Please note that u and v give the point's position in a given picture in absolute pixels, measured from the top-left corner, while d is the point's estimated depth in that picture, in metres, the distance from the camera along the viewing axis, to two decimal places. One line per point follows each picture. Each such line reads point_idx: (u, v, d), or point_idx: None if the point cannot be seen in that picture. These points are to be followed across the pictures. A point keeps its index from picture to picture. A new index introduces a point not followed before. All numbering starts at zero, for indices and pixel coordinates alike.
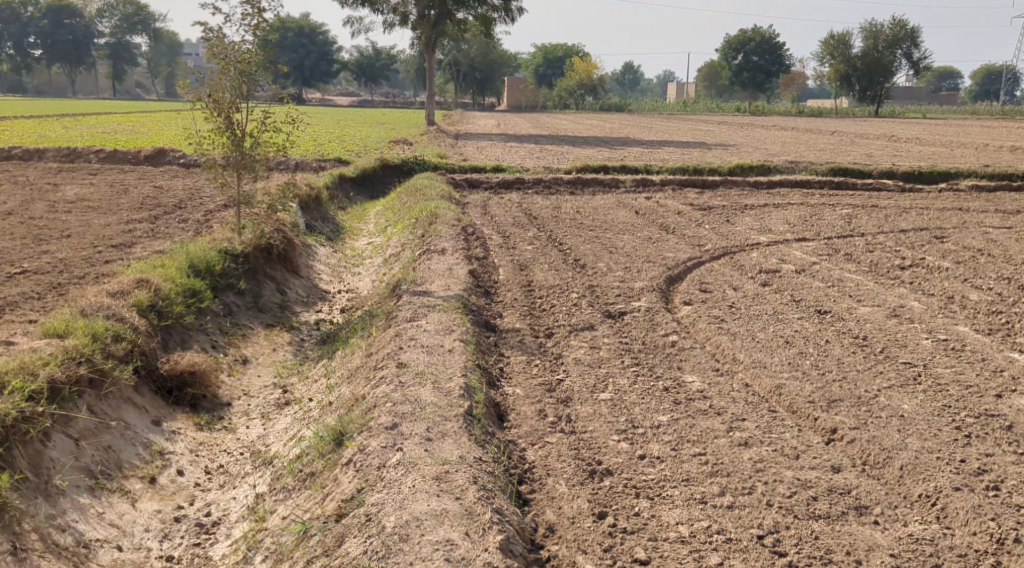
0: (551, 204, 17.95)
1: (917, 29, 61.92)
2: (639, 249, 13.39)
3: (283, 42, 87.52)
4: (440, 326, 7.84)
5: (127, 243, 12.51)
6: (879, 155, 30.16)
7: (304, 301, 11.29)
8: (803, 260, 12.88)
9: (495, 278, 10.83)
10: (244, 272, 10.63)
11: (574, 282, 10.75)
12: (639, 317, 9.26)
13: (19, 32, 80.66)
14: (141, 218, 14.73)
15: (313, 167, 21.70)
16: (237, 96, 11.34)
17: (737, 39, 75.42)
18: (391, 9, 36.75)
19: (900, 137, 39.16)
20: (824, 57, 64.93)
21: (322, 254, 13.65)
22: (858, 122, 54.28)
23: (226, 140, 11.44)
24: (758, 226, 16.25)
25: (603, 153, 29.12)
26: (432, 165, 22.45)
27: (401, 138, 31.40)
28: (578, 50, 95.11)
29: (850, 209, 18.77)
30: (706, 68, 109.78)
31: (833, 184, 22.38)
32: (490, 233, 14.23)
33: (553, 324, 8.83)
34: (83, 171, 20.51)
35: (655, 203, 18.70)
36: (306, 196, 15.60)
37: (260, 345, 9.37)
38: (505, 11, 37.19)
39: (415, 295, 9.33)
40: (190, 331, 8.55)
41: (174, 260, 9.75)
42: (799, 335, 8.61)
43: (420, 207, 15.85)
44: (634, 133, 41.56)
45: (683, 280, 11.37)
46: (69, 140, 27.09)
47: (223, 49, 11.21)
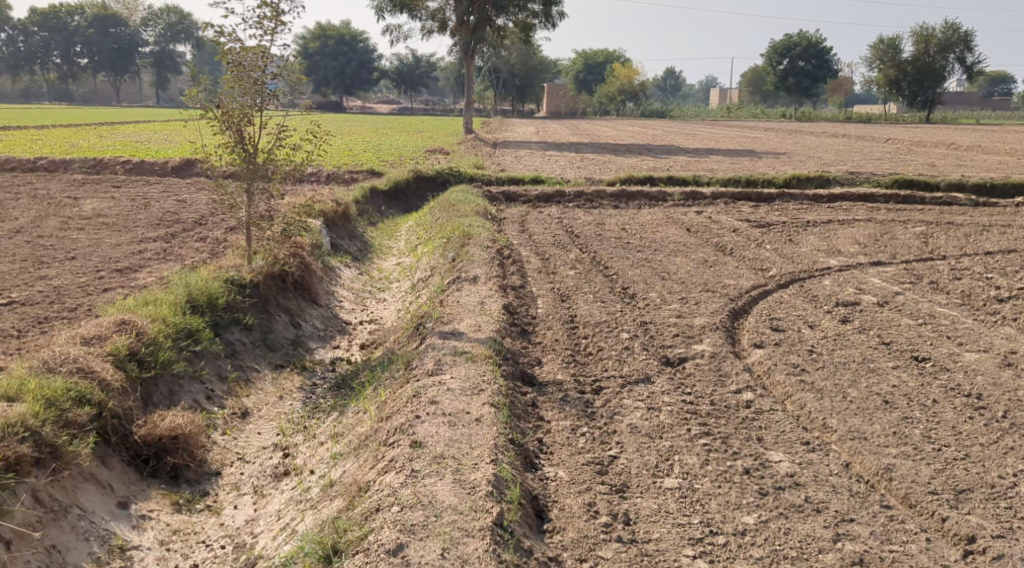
0: (595, 220, 16.60)
1: (970, 33, 59.57)
2: (696, 274, 12.03)
3: (324, 50, 87.21)
4: (467, 385, 6.55)
5: (133, 265, 11.39)
6: (944, 166, 28.36)
7: (320, 336, 10.04)
8: (883, 290, 11.40)
9: (534, 313, 9.51)
10: (252, 305, 9.42)
11: (623, 318, 9.42)
12: (703, 365, 7.85)
13: (65, 41, 81.14)
14: (156, 236, 13.60)
15: (344, 179, 20.62)
16: (250, 107, 10.07)
17: (782, 44, 73.58)
18: (429, 15, 35.71)
19: (960, 145, 37.21)
20: (873, 63, 62.82)
21: (346, 277, 12.46)
22: (910, 129, 52.06)
23: (236, 154, 10.13)
24: (825, 247, 14.73)
25: (648, 162, 27.62)
26: (468, 177, 21.22)
27: (438, 148, 30.24)
28: (620, 56, 93.64)
29: (923, 226, 17.18)
30: (749, 73, 107.53)
31: (899, 198, 20.76)
32: (530, 256, 12.90)
33: (602, 375, 7.48)
34: (107, 183, 19.57)
35: (707, 219, 17.26)
36: (331, 213, 14.40)
37: (263, 393, 8.13)
38: (545, 17, 35.94)
39: (442, 338, 8.02)
40: (180, 381, 7.36)
41: (171, 293, 8.56)
42: (899, 394, 7.19)
43: (454, 224, 14.56)
44: (678, 141, 40.06)
45: (750, 315, 9.98)
46: (100, 150, 26.26)
47: (237, 55, 9.99)
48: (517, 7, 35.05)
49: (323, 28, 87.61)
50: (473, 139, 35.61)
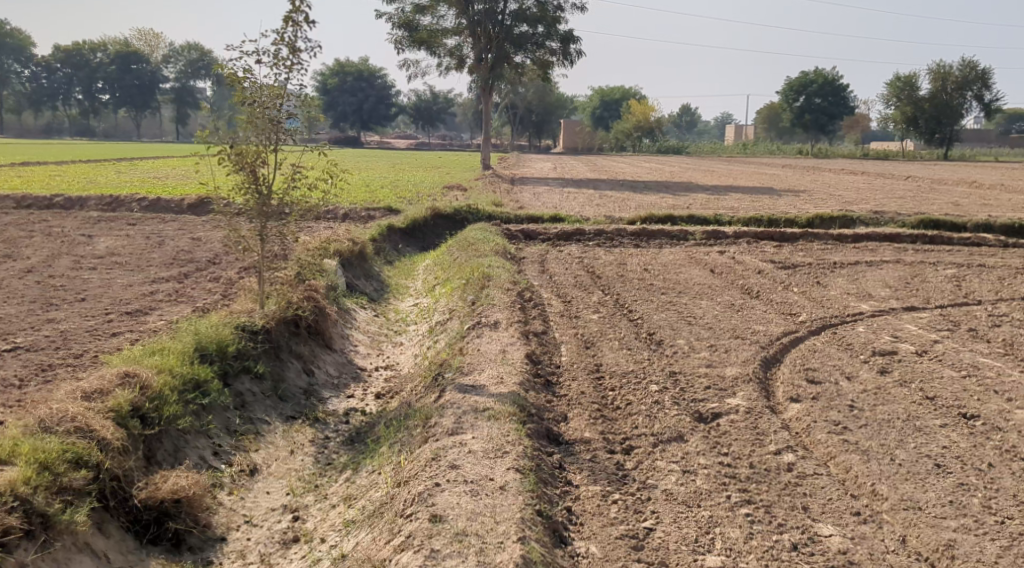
0: (617, 260, 16.20)
1: (988, 70, 59.37)
2: (724, 319, 11.58)
3: (342, 86, 87.86)
4: (490, 449, 6.19)
5: (143, 308, 11.04)
6: (968, 205, 27.87)
7: (333, 384, 9.63)
8: (920, 338, 10.92)
9: (558, 362, 9.08)
10: (264, 352, 9.03)
11: (651, 367, 8.97)
12: (739, 423, 7.37)
13: (88, 78, 81.92)
14: (169, 276, 13.28)
15: (360, 216, 20.35)
16: (265, 145, 9.69)
17: (798, 81, 73.59)
18: (447, 52, 35.71)
19: (982, 183, 36.74)
20: (890, 100, 62.67)
21: (362, 319, 12.09)
22: (929, 167, 51.65)
23: (250, 195, 9.76)
24: (854, 290, 14.26)
25: (667, 200, 27.24)
26: (486, 215, 20.91)
27: (455, 184, 29.99)
28: (635, 93, 93.85)
29: (954, 268, 16.70)
30: (764, 109, 107.57)
31: (926, 238, 20.29)
32: (552, 299, 12.51)
33: (632, 433, 7.04)
34: (122, 221, 19.35)
35: (731, 259, 16.84)
36: (347, 253, 14.07)
37: (273, 448, 7.73)
38: (563, 54, 35.77)
39: (461, 391, 7.59)
40: (186, 436, 6.97)
41: (179, 341, 8.19)
42: (952, 457, 6.73)
43: (473, 265, 14.18)
44: (696, 177, 39.82)
45: (783, 364, 9.53)
46: (117, 186, 26.13)
47: (253, 92, 9.64)
48: (535, 44, 35.01)
49: (342, 65, 88.12)
50: (491, 175, 35.39)
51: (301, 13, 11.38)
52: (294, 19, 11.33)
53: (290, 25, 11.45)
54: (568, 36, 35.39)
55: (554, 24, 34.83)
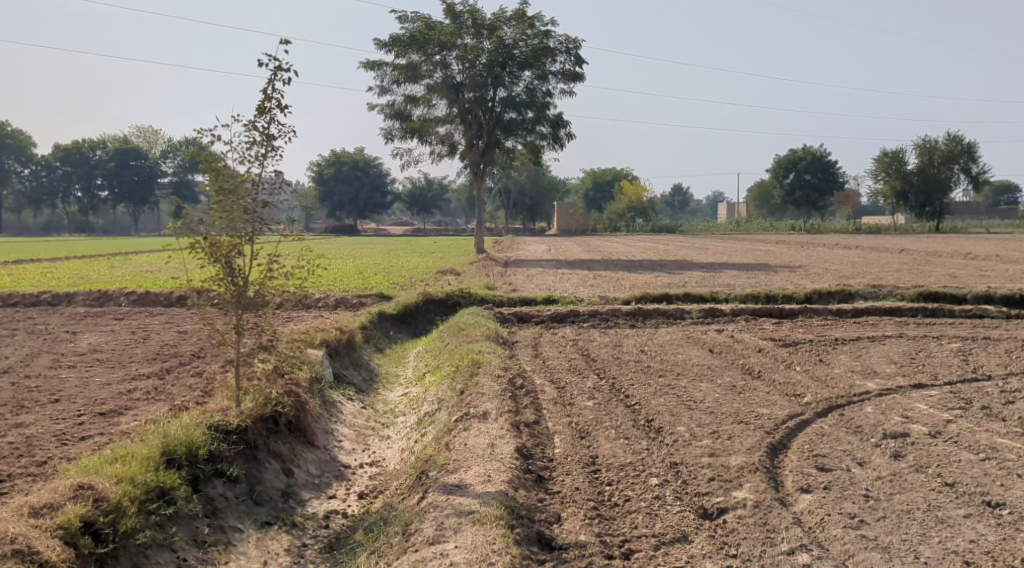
0: (612, 342, 15.74)
1: (974, 144, 60.00)
2: (726, 402, 11.06)
3: (338, 175, 88.52)
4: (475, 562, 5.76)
5: (118, 407, 10.54)
6: (966, 276, 27.57)
7: (314, 484, 9.06)
8: (932, 418, 10.37)
9: (550, 455, 8.52)
10: (238, 453, 8.48)
11: (651, 458, 8.43)
12: (747, 519, 6.81)
13: (87, 174, 82.18)
14: (149, 372, 12.78)
15: (351, 303, 19.95)
16: (241, 235, 9.30)
17: (788, 158, 74.24)
18: (438, 140, 35.91)
19: (976, 254, 36.57)
20: (879, 174, 63.16)
21: (348, 411, 11.56)
22: (922, 240, 51.67)
23: (225, 287, 9.36)
24: (858, 367, 13.75)
25: (662, 279, 26.93)
26: (479, 298, 20.49)
27: (449, 268, 29.68)
28: (627, 174, 94.76)
29: (959, 341, 16.25)
30: (754, 187, 108.53)
31: (927, 311, 19.89)
32: (545, 385, 12.00)
33: (632, 534, 6.51)
34: (108, 315, 18.93)
35: (729, 338, 16.38)
36: (334, 342, 13.61)
37: (244, 559, 7.26)
38: (554, 138, 35.89)
39: (446, 492, 7.06)
40: (146, 552, 6.61)
41: (145, 444, 7.70)
42: (981, 552, 6.25)
43: (463, 351, 13.67)
44: (691, 255, 39.69)
45: (790, 450, 9.01)
46: (106, 281, 25.73)
47: (228, 182, 9.26)
48: (525, 129, 35.22)
49: (339, 155, 88.61)
50: (485, 258, 35.16)
51: (275, 101, 11.14)
52: (267, 107, 11.08)
53: (265, 113, 11.21)
54: (558, 121, 35.59)
55: (543, 109, 35.03)
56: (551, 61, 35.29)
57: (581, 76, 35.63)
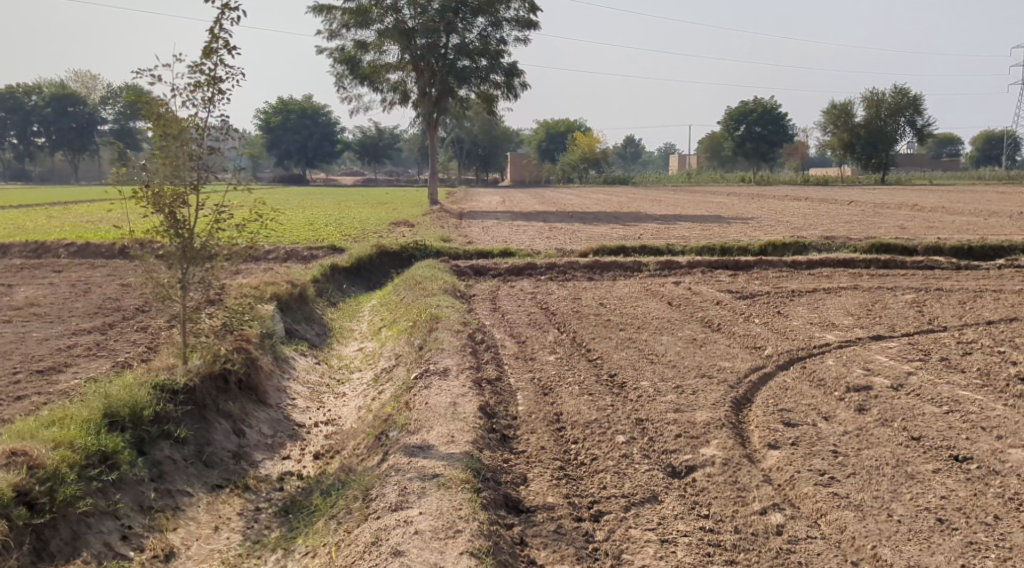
0: (570, 295, 15.52)
1: (919, 97, 60.63)
2: (688, 356, 10.91)
3: (286, 123, 86.68)
4: (440, 530, 5.51)
5: (57, 364, 10.03)
6: (914, 227, 27.87)
7: (267, 444, 8.73)
8: (893, 370, 10.35)
9: (514, 413, 8.29)
10: (186, 414, 8.09)
11: (615, 414, 8.24)
12: (717, 477, 6.65)
13: (23, 121, 79.38)
14: (91, 327, 12.23)
15: (302, 256, 19.43)
16: (185, 185, 8.81)
17: (738, 110, 74.37)
18: (390, 87, 34.98)
19: (923, 206, 37.04)
20: (827, 126, 63.63)
21: (302, 368, 11.20)
22: (869, 191, 52.28)
23: (169, 239, 8.87)
24: (817, 319, 13.73)
25: (617, 231, 26.76)
26: (434, 250, 20.10)
27: (402, 220, 29.16)
28: (580, 125, 94.32)
29: (912, 292, 16.34)
30: (705, 140, 108.88)
31: (879, 263, 20.01)
32: (505, 339, 11.74)
33: (601, 495, 6.31)
34: (47, 267, 18.16)
35: (687, 290, 16.27)
36: (286, 296, 13.17)
37: (195, 525, 6.96)
38: (508, 87, 35.30)
39: (407, 454, 6.79)
40: (88, 520, 6.28)
41: (84, 405, 7.29)
42: (953, 509, 6.18)
43: (420, 305, 13.33)
44: (644, 207, 39.61)
45: (755, 404, 8.89)
46: (45, 232, 24.77)
47: (171, 128, 8.73)
48: (478, 78, 34.50)
49: (286, 103, 86.26)
50: (439, 210, 34.68)
51: (220, 41, 10.56)
52: (212, 48, 10.49)
53: (210, 55, 10.63)
54: (512, 70, 34.96)
55: (497, 57, 34.39)
56: (505, 8, 34.58)
57: (535, 23, 34.97)
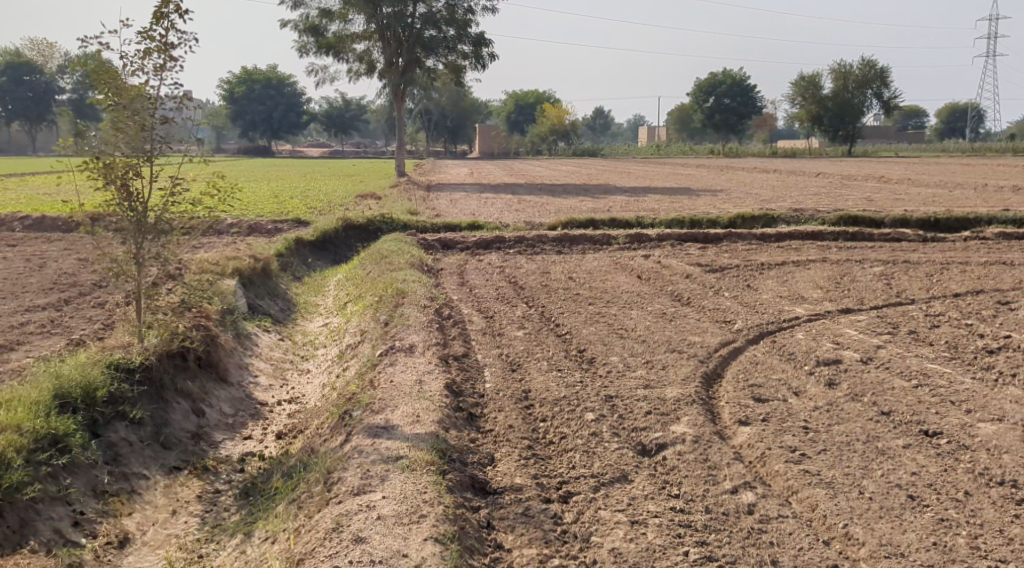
0: (539, 268, 15.35)
1: (887, 70, 60.79)
2: (658, 331, 10.79)
3: (251, 94, 85.31)
4: (403, 517, 5.37)
5: (10, 342, 9.71)
6: (882, 200, 27.96)
7: (228, 424, 8.50)
8: (863, 344, 10.30)
9: (481, 390, 8.13)
10: (143, 393, 7.85)
11: (584, 391, 8.10)
12: (687, 455, 6.54)
13: None
14: (46, 303, 11.87)
15: (266, 229, 19.06)
16: (139, 155, 8.50)
17: (707, 82, 74.24)
18: (356, 58, 34.38)
19: (890, 178, 37.20)
20: (795, 99, 63.77)
21: (265, 344, 10.95)
22: (837, 163, 52.47)
23: (122, 212, 8.57)
24: (786, 292, 13.67)
25: (587, 203, 26.58)
26: (401, 224, 19.82)
27: (369, 192, 28.75)
28: (549, 97, 93.78)
29: (881, 265, 16.34)
30: (674, 112, 108.72)
31: (847, 235, 20.02)
32: (473, 314, 11.55)
33: (570, 475, 6.18)
34: (2, 241, 17.65)
35: (657, 263, 16.16)
36: (249, 271, 12.86)
37: (151, 509, 6.76)
38: (476, 58, 34.90)
39: (371, 435, 6.61)
40: (37, 507, 6.11)
41: (33, 387, 7.03)
42: (925, 486, 6.11)
43: (386, 280, 13.09)
44: (614, 179, 39.44)
45: (725, 379, 8.80)
46: (0, 205, 24.14)
47: (122, 96, 8.40)
48: (446, 48, 34.06)
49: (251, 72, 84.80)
50: (406, 182, 34.28)
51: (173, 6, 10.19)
52: (166, 13, 10.12)
53: (163, 20, 10.26)
54: (479, 40, 34.54)
55: (464, 27, 33.96)
56: None
57: None
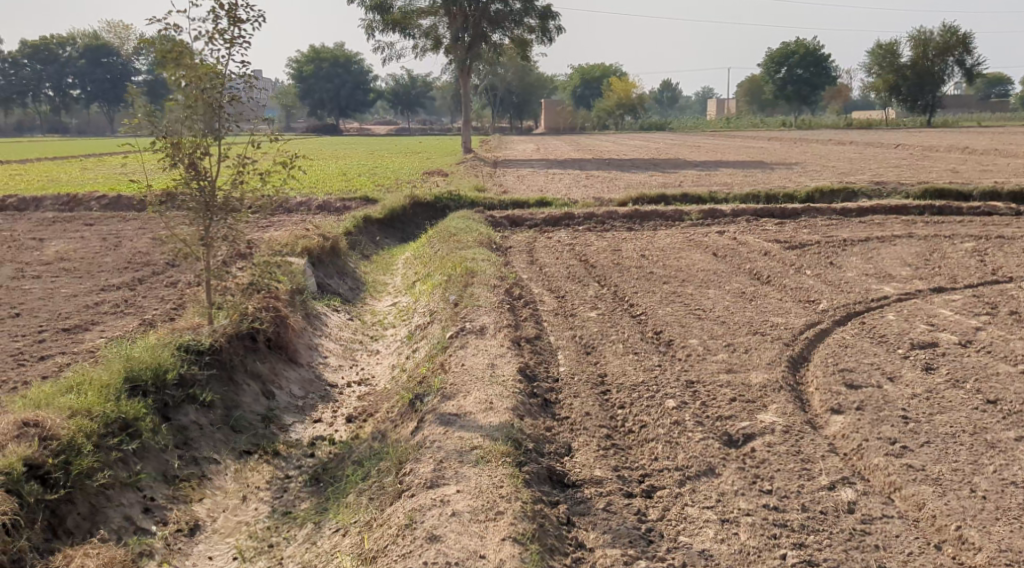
0: (611, 246, 14.91)
1: (970, 35, 58.14)
2: (738, 311, 10.31)
3: (319, 72, 85.89)
4: (479, 516, 5.15)
5: (84, 321, 9.70)
6: (969, 172, 26.68)
7: (298, 406, 8.35)
8: (960, 326, 9.69)
9: (555, 374, 7.81)
10: (212, 375, 7.70)
11: (664, 375, 7.72)
12: (778, 447, 6.13)
13: (57, 73, 79.13)
14: (120, 283, 11.89)
15: (334, 207, 18.97)
16: (206, 134, 8.37)
17: (779, 52, 72.10)
18: (422, 33, 34.09)
19: (976, 148, 35.61)
20: (872, 68, 61.50)
21: (334, 324, 10.78)
22: (916, 135, 50.34)
23: (190, 191, 8.41)
24: (872, 270, 13.02)
25: (658, 178, 25.93)
26: (469, 201, 19.54)
27: (436, 169, 28.53)
28: (616, 70, 92.42)
29: (972, 241, 15.48)
30: (745, 83, 106.12)
31: (934, 210, 19.09)
32: (544, 294, 11.23)
33: (654, 469, 5.89)
34: (78, 221, 17.88)
35: (733, 240, 15.58)
36: (318, 250, 12.72)
37: (221, 495, 6.63)
38: (542, 32, 34.40)
39: (443, 423, 6.36)
40: (107, 493, 6.02)
41: (103, 369, 6.91)
42: None
43: (455, 259, 12.82)
44: (684, 153, 38.57)
45: (813, 364, 8.33)
46: (78, 185, 24.59)
47: (189, 73, 8.25)
48: (513, 22, 33.60)
49: (317, 51, 85.47)
50: (473, 159, 33.97)
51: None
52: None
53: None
54: (546, 13, 34.03)
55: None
56: None
57: None
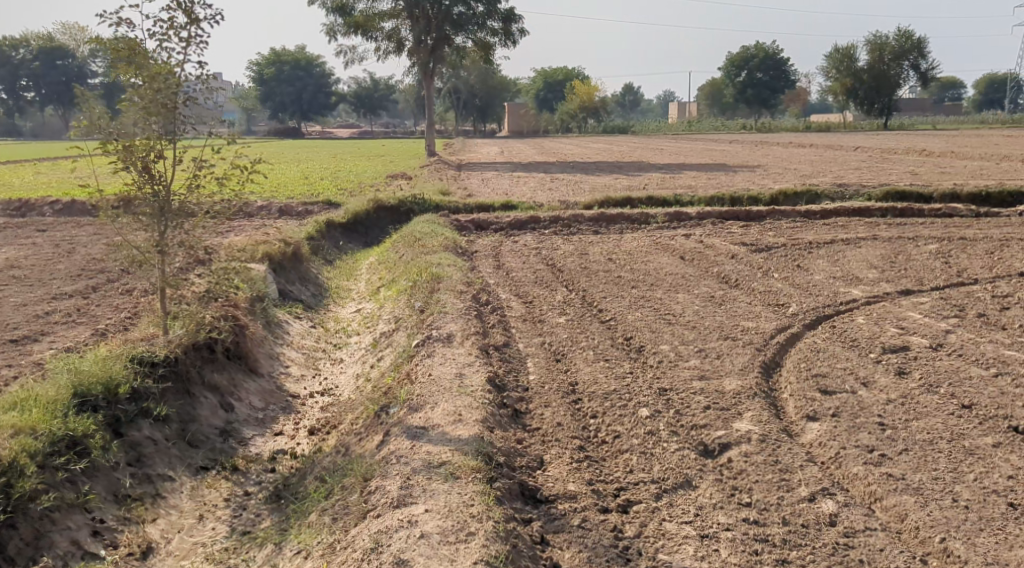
0: (577, 250, 14.73)
1: (924, 40, 58.95)
2: (708, 316, 10.16)
3: (280, 75, 84.97)
4: (447, 537, 4.93)
5: (34, 332, 9.32)
6: (927, 174, 26.93)
7: (258, 419, 8.04)
8: (930, 329, 9.62)
9: (525, 383, 7.59)
10: (168, 388, 7.38)
11: (636, 383, 7.52)
12: (756, 457, 5.96)
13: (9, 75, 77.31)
14: (73, 291, 11.47)
15: (295, 212, 18.60)
16: (161, 136, 8.04)
17: (739, 56, 72.58)
18: (384, 36, 33.68)
19: (932, 150, 36.07)
20: (829, 72, 62.07)
21: (296, 332, 10.48)
22: (875, 137, 50.77)
23: (144, 196, 8.09)
24: (839, 273, 12.95)
25: (623, 181, 25.83)
26: (433, 205, 19.27)
27: (398, 173, 28.21)
28: (578, 73, 92.55)
29: (935, 242, 15.53)
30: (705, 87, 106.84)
31: (896, 212, 19.17)
32: (511, 300, 11.01)
33: (630, 482, 5.70)
34: (30, 227, 17.34)
35: (699, 243, 15.47)
36: (279, 256, 12.38)
37: (176, 515, 6.33)
38: (505, 34, 34.23)
39: (410, 437, 6.12)
40: (53, 516, 5.72)
41: (49, 384, 6.57)
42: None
43: (420, 264, 12.54)
44: (648, 156, 38.60)
45: (786, 369, 8.19)
46: (31, 189, 23.89)
47: (143, 73, 7.92)
48: (475, 25, 33.37)
49: (278, 54, 84.62)
50: (437, 162, 33.69)
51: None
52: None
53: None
54: (509, 16, 33.85)
55: (493, 2, 33.26)
56: None
57: None
